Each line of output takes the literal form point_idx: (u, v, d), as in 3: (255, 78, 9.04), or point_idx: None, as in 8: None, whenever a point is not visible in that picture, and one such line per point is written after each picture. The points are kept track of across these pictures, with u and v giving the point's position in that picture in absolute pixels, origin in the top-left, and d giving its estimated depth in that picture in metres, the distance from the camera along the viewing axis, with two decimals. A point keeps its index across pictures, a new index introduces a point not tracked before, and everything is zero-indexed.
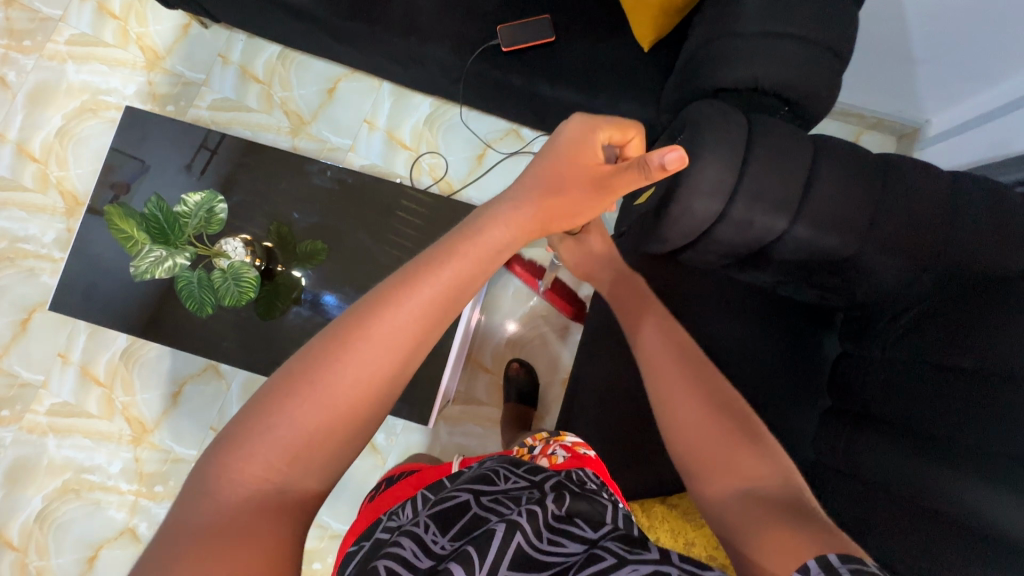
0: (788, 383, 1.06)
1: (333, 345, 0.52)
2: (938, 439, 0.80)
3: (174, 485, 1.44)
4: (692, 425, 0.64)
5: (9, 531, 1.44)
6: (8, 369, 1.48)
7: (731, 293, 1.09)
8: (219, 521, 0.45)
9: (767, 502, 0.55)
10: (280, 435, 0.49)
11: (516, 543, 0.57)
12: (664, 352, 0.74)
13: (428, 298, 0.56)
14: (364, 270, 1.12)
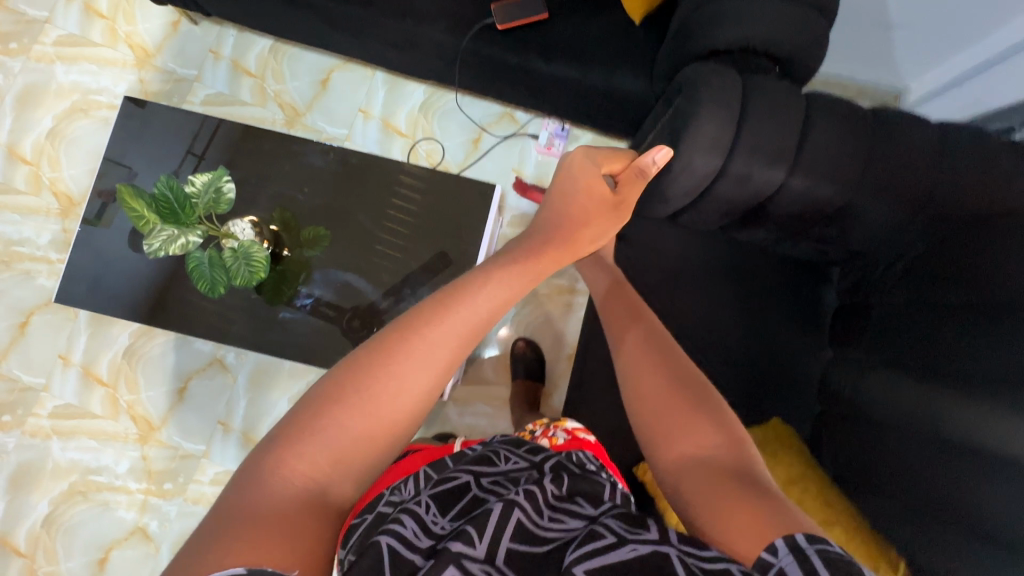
0: (789, 336, 1.10)
1: (384, 351, 0.54)
2: (939, 366, 0.83)
3: (184, 481, 1.43)
4: (649, 393, 0.65)
5: (16, 537, 1.41)
6: (8, 373, 1.46)
7: (732, 254, 1.12)
8: (267, 515, 0.45)
9: (722, 470, 0.55)
10: (330, 435, 0.50)
11: (516, 519, 0.53)
12: (631, 334, 0.73)
13: (477, 311, 0.59)
14: (372, 249, 1.14)
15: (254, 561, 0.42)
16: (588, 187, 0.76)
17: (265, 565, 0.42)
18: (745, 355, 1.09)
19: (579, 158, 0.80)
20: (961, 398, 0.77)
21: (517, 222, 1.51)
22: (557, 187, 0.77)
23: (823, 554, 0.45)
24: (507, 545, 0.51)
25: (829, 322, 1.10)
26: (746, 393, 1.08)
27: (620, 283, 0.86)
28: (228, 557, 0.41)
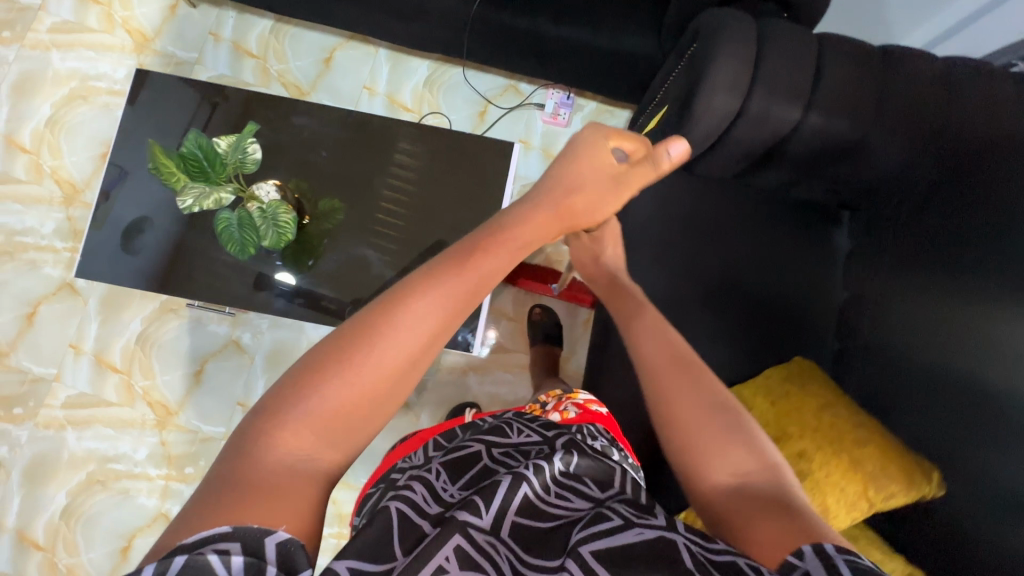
0: (808, 277, 1.13)
1: (369, 324, 0.50)
2: (954, 287, 0.87)
3: (205, 464, 1.42)
4: (682, 411, 0.58)
5: (35, 531, 1.38)
6: (17, 365, 1.43)
7: (748, 201, 1.15)
8: (254, 484, 0.43)
9: (757, 495, 0.50)
10: (311, 408, 0.47)
11: (522, 494, 0.51)
12: (659, 358, 0.64)
13: (467, 279, 0.55)
14: (398, 212, 1.15)
15: (237, 522, 0.40)
16: (592, 158, 0.74)
17: (248, 525, 0.40)
18: (762, 299, 1.12)
19: (588, 133, 0.76)
20: (1001, 309, 0.79)
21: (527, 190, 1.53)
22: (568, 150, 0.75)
23: (853, 564, 0.41)
24: (511, 519, 0.50)
25: (846, 261, 1.14)
26: (767, 335, 1.11)
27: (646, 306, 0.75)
28: (211, 520, 0.40)
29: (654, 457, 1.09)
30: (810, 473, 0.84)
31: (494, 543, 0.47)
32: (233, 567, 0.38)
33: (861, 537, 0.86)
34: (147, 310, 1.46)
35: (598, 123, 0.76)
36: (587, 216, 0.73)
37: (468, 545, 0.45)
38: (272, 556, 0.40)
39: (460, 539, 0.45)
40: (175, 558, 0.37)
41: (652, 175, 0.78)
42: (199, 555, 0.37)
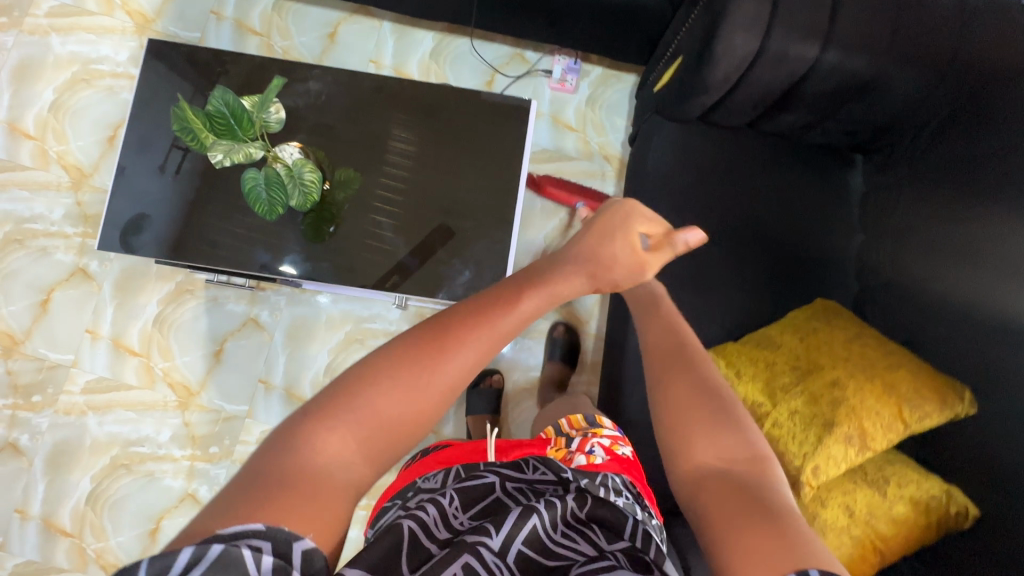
0: (826, 219, 1.15)
1: (422, 346, 0.55)
2: (970, 212, 0.91)
3: (231, 443, 1.42)
4: (681, 402, 0.59)
5: (61, 518, 1.37)
6: (33, 353, 1.42)
7: (765, 147, 1.17)
8: (296, 479, 0.46)
9: (741, 486, 0.51)
10: (360, 417, 0.50)
11: (531, 525, 0.56)
12: (659, 341, 0.66)
13: (516, 310, 0.60)
14: (422, 175, 1.18)
15: (274, 521, 0.42)
16: (618, 240, 0.74)
17: (282, 526, 0.42)
18: (782, 245, 1.14)
19: (618, 211, 0.76)
20: (1013, 218, 0.84)
21: (539, 157, 1.55)
22: (595, 223, 0.75)
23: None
24: (518, 546, 0.55)
25: (862, 202, 1.16)
26: (789, 279, 1.13)
27: (662, 300, 0.75)
28: (250, 515, 0.42)
29: None
30: (844, 400, 0.86)
31: (500, 567, 0.53)
32: (265, 567, 0.39)
33: (898, 463, 0.87)
34: (163, 291, 1.45)
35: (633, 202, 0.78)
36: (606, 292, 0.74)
37: (476, 562, 0.52)
38: (297, 563, 0.41)
39: (469, 557, 0.52)
40: (212, 545, 0.39)
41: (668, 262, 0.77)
42: (235, 547, 0.39)
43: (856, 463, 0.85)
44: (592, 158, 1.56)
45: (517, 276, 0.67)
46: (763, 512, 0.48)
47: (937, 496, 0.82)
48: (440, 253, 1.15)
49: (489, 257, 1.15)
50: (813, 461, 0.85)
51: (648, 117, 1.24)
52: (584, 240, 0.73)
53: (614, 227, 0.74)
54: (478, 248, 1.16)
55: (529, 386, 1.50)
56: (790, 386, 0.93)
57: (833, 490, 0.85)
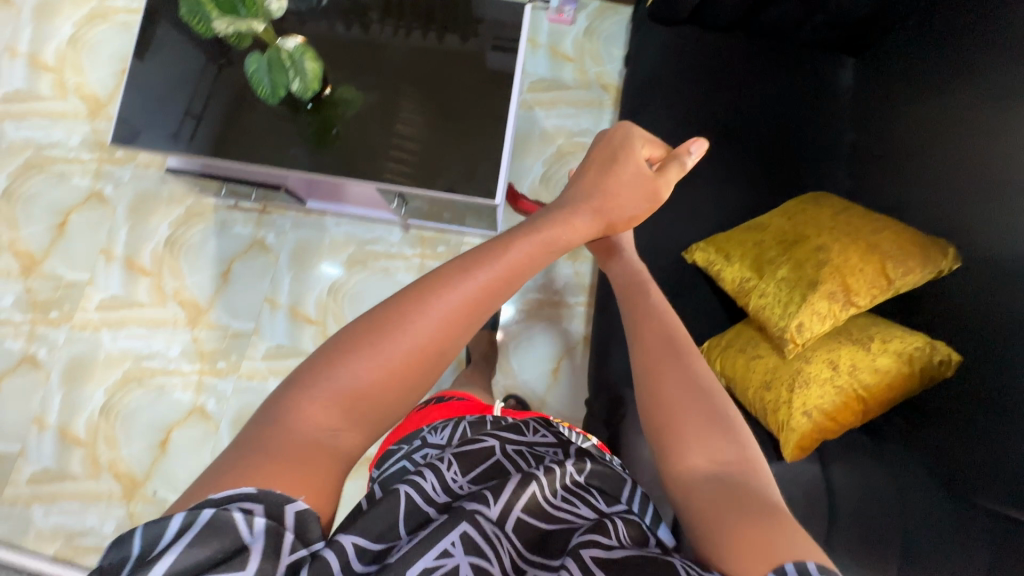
0: (818, 114, 1.17)
1: (407, 303, 0.53)
2: (950, 84, 0.95)
3: (237, 358, 1.46)
4: (672, 401, 0.60)
5: (76, 427, 1.43)
6: (51, 272, 1.48)
7: (753, 47, 1.20)
8: (281, 442, 0.44)
9: (733, 482, 0.52)
10: (344, 382, 0.49)
11: (531, 492, 0.53)
12: (653, 339, 0.67)
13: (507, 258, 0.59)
14: (425, 81, 1.23)
15: (267, 484, 0.41)
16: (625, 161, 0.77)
17: (275, 488, 0.41)
18: (774, 143, 1.15)
19: (618, 137, 0.79)
20: (993, 79, 0.87)
21: (536, 85, 1.59)
22: (606, 152, 0.79)
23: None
24: (516, 514, 0.51)
25: (853, 100, 1.17)
26: (782, 176, 1.14)
27: (650, 290, 0.76)
28: (243, 479, 0.41)
29: (674, 299, 1.12)
30: (828, 261, 0.88)
31: (500, 535, 0.47)
32: (256, 528, 0.38)
33: (882, 323, 0.88)
34: (174, 214, 1.51)
35: (634, 128, 0.80)
36: (623, 222, 0.77)
37: (477, 534, 0.46)
38: (291, 524, 0.40)
39: (468, 527, 0.46)
40: (204, 510, 0.38)
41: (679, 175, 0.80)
42: (224, 510, 0.38)
43: (840, 320, 0.86)
44: (589, 87, 1.59)
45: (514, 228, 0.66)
46: (755, 505, 0.49)
47: (921, 347, 0.82)
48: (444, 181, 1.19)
49: (485, 161, 1.19)
50: (797, 319, 0.86)
51: (642, 25, 1.27)
52: (592, 173, 0.77)
53: (616, 154, 0.77)
54: (477, 152, 1.20)
55: (526, 308, 1.53)
56: (776, 257, 0.95)
57: (818, 349, 0.87)
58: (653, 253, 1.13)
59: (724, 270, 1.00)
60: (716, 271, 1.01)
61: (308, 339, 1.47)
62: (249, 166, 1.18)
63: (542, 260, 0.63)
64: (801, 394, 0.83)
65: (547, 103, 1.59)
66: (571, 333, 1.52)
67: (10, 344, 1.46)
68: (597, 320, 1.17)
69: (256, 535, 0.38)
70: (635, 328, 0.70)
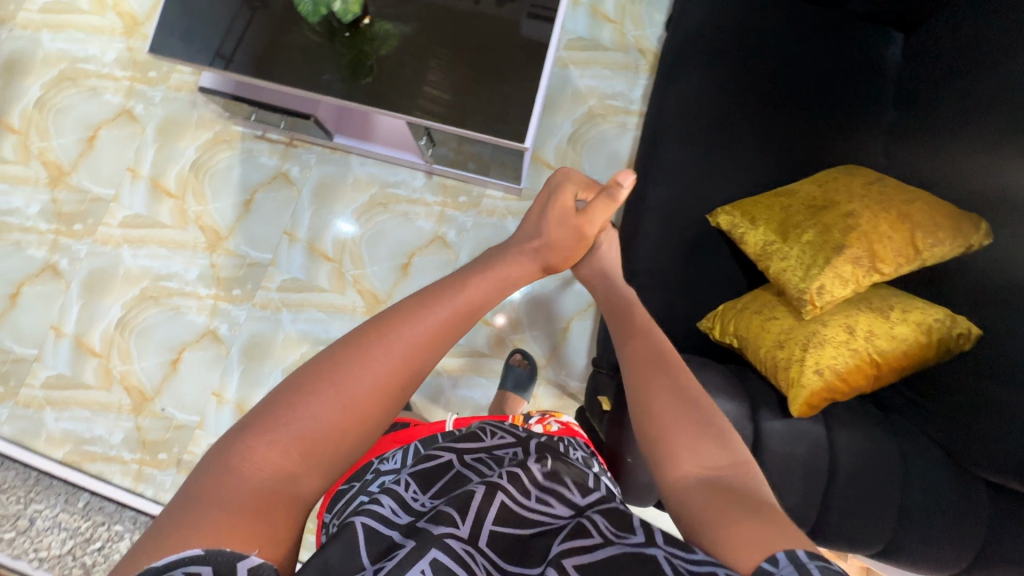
0: (861, 89, 1.15)
1: (357, 349, 0.58)
2: (1004, 61, 0.93)
3: (252, 287, 1.48)
4: (664, 410, 0.65)
5: (92, 338, 1.46)
6: (78, 185, 1.50)
7: (799, 15, 1.18)
8: (226, 496, 0.46)
9: (726, 485, 0.55)
10: (298, 428, 0.52)
11: (499, 502, 0.53)
12: (645, 358, 0.74)
13: (452, 306, 0.66)
14: (463, 20, 1.21)
15: (214, 544, 0.42)
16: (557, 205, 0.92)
17: (225, 547, 0.42)
18: (811, 115, 1.14)
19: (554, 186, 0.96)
20: None
21: (574, 44, 1.57)
22: (540, 203, 0.94)
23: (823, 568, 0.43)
24: (489, 527, 0.51)
25: (898, 75, 1.15)
26: (817, 147, 1.13)
27: (636, 308, 0.86)
28: (188, 541, 0.42)
29: (692, 264, 1.11)
30: (856, 227, 0.87)
31: (472, 553, 0.48)
32: None
33: (903, 295, 0.87)
34: (202, 139, 1.52)
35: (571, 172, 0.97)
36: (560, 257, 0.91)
37: (447, 559, 0.47)
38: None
39: (437, 552, 0.47)
40: None
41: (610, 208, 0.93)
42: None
43: (863, 286, 0.86)
44: (626, 51, 1.57)
45: (454, 277, 0.72)
46: (747, 502, 0.53)
47: (941, 319, 0.82)
48: (474, 122, 1.18)
49: (519, 105, 1.17)
50: (819, 281, 0.86)
51: None
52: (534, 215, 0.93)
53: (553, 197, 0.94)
54: (509, 96, 1.18)
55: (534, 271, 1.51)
56: (803, 222, 0.94)
57: (836, 314, 0.87)
58: (677, 215, 1.13)
59: (747, 234, 0.99)
60: (740, 234, 1.00)
61: (324, 275, 1.49)
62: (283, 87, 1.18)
63: (476, 300, 0.69)
64: (814, 353, 0.83)
65: (582, 63, 1.57)
66: (582, 295, 1.52)
67: (33, 251, 1.48)
68: None
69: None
70: (628, 349, 0.77)
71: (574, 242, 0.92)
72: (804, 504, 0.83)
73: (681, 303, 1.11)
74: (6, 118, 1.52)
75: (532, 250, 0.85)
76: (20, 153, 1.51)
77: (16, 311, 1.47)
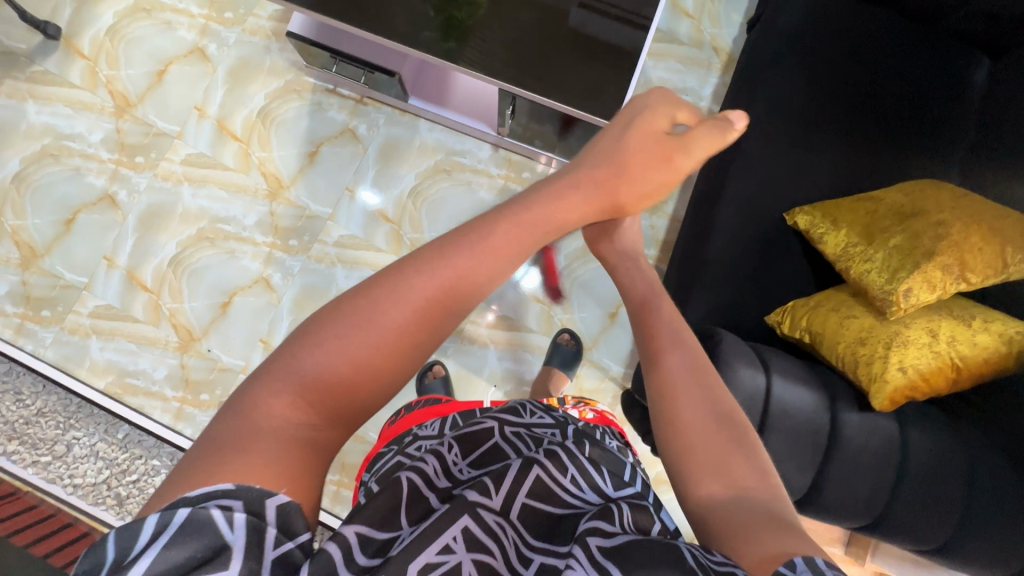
0: (947, 108, 1.17)
1: (378, 292, 0.52)
2: None
3: (309, 240, 1.49)
4: (689, 420, 0.58)
5: (143, 273, 1.46)
6: (143, 118, 1.49)
7: (894, 28, 1.20)
8: (243, 437, 0.43)
9: (754, 508, 0.49)
10: (315, 375, 0.48)
11: (535, 475, 0.50)
12: (673, 357, 0.65)
13: (489, 246, 0.58)
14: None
15: (244, 481, 0.40)
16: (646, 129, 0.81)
17: (254, 484, 0.40)
18: (893, 126, 1.16)
19: (646, 104, 0.84)
20: None
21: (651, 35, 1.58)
22: (627, 122, 0.82)
23: None
24: (521, 500, 0.48)
25: (983, 98, 1.18)
26: (897, 160, 1.15)
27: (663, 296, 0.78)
28: (217, 476, 0.39)
29: (763, 260, 1.14)
30: (947, 236, 0.90)
31: (503, 526, 0.46)
32: (237, 524, 0.37)
33: (981, 307, 0.91)
34: (272, 86, 1.51)
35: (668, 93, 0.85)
36: (643, 188, 0.80)
37: (477, 528, 0.44)
38: (273, 518, 0.39)
39: (468, 519, 0.44)
40: (179, 510, 0.37)
41: (712, 138, 0.83)
42: (203, 508, 0.37)
43: (948, 293, 0.89)
44: (701, 47, 1.59)
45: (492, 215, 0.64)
46: (774, 526, 0.47)
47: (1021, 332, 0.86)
48: (566, 95, 1.18)
49: (613, 84, 1.18)
50: (906, 284, 0.89)
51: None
52: (613, 139, 0.80)
53: (641, 116, 0.82)
54: (603, 75, 1.19)
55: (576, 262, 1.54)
56: (890, 227, 0.96)
57: (917, 317, 0.90)
58: (752, 210, 1.15)
59: (828, 235, 1.01)
60: (820, 234, 1.01)
61: (381, 235, 1.49)
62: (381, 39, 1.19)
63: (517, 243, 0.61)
64: (898, 351, 0.87)
65: (657, 54, 1.58)
66: (611, 295, 1.53)
67: (92, 179, 1.47)
68: (683, 266, 1.18)
69: (237, 531, 0.37)
70: (649, 344, 0.69)
71: (664, 171, 0.81)
72: (873, 494, 0.87)
73: (746, 296, 1.12)
74: (76, 43, 1.50)
75: (606, 183, 0.75)
76: (87, 79, 1.49)
77: (70, 237, 1.46)
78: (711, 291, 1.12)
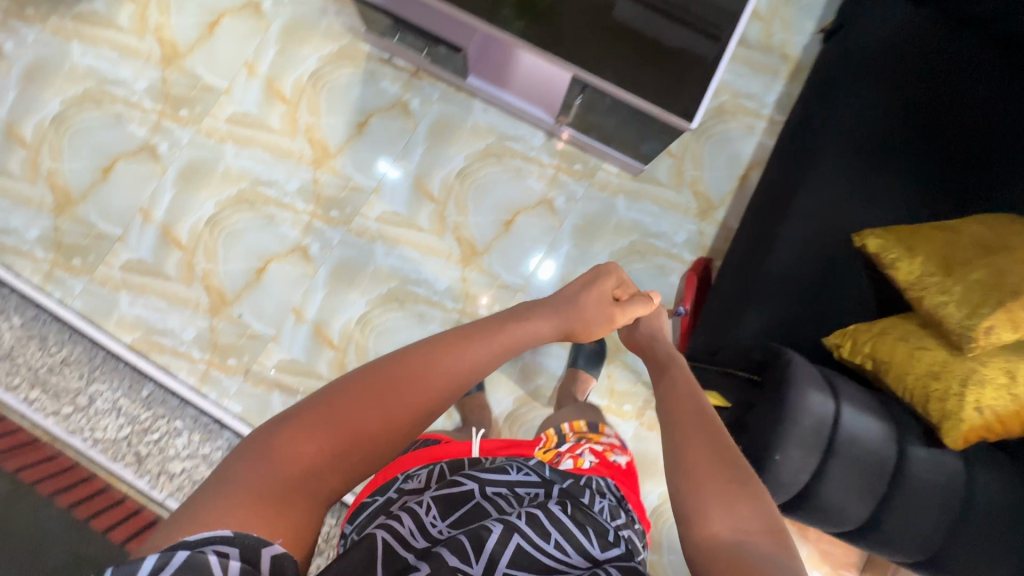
0: None
1: (402, 371, 0.60)
2: None
3: (352, 212, 1.45)
4: (695, 459, 0.59)
5: (179, 230, 1.42)
6: (190, 70, 1.44)
7: (984, 55, 1.14)
8: (261, 482, 0.47)
9: (753, 552, 0.50)
10: (341, 428, 0.53)
11: (514, 543, 0.51)
12: (685, 410, 0.68)
13: (484, 350, 0.68)
14: None
15: (242, 527, 0.44)
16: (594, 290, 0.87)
17: (252, 532, 0.44)
18: (967, 162, 1.12)
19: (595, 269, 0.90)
20: None
21: None
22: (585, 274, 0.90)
23: None
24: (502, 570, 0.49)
25: None
26: (973, 194, 1.11)
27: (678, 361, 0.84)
28: (221, 519, 0.43)
29: (823, 284, 1.10)
30: None
31: None
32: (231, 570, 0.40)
33: None
34: (327, 50, 1.46)
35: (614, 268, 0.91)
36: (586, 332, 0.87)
37: None
38: (266, 566, 0.43)
39: None
40: (177, 552, 0.39)
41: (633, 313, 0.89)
42: (200, 554, 0.40)
43: None
44: (769, 52, 1.53)
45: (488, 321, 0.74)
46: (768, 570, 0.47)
47: None
48: (643, 91, 1.12)
49: (692, 85, 1.12)
50: (988, 322, 0.85)
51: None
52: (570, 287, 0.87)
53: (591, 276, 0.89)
54: (681, 75, 1.13)
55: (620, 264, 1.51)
56: (970, 259, 0.92)
57: (994, 355, 0.87)
58: (817, 232, 1.11)
59: (900, 263, 0.97)
60: (892, 261, 0.97)
61: (425, 215, 1.46)
62: (456, 12, 1.12)
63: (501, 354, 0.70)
64: (974, 390, 0.84)
65: None
66: None
67: (134, 128, 1.43)
68: (738, 281, 1.16)
69: None
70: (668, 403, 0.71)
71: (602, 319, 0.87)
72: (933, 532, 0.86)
73: (801, 318, 1.10)
74: None
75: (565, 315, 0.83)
76: (136, 24, 1.44)
77: (107, 186, 1.42)
78: (765, 310, 1.10)
